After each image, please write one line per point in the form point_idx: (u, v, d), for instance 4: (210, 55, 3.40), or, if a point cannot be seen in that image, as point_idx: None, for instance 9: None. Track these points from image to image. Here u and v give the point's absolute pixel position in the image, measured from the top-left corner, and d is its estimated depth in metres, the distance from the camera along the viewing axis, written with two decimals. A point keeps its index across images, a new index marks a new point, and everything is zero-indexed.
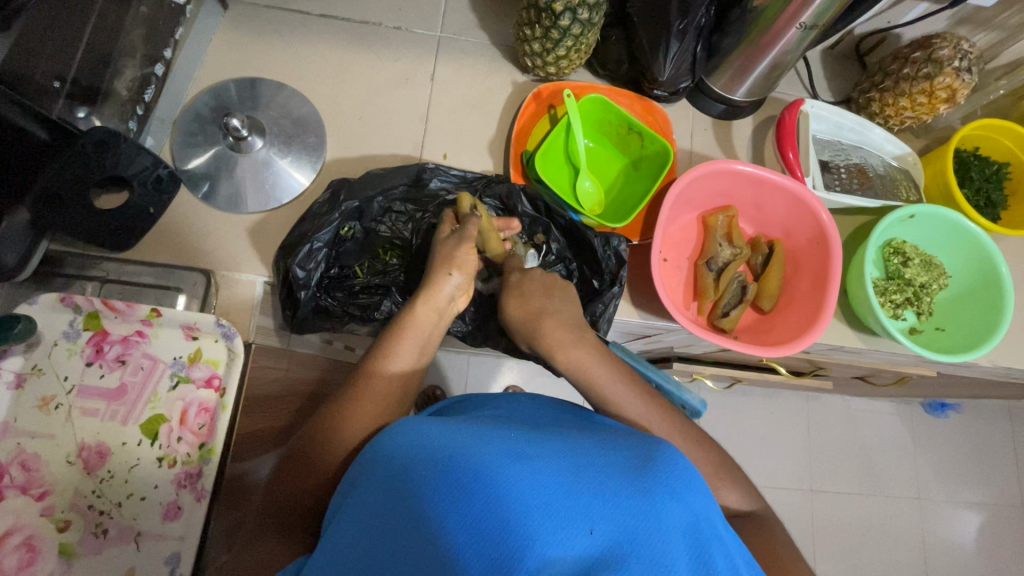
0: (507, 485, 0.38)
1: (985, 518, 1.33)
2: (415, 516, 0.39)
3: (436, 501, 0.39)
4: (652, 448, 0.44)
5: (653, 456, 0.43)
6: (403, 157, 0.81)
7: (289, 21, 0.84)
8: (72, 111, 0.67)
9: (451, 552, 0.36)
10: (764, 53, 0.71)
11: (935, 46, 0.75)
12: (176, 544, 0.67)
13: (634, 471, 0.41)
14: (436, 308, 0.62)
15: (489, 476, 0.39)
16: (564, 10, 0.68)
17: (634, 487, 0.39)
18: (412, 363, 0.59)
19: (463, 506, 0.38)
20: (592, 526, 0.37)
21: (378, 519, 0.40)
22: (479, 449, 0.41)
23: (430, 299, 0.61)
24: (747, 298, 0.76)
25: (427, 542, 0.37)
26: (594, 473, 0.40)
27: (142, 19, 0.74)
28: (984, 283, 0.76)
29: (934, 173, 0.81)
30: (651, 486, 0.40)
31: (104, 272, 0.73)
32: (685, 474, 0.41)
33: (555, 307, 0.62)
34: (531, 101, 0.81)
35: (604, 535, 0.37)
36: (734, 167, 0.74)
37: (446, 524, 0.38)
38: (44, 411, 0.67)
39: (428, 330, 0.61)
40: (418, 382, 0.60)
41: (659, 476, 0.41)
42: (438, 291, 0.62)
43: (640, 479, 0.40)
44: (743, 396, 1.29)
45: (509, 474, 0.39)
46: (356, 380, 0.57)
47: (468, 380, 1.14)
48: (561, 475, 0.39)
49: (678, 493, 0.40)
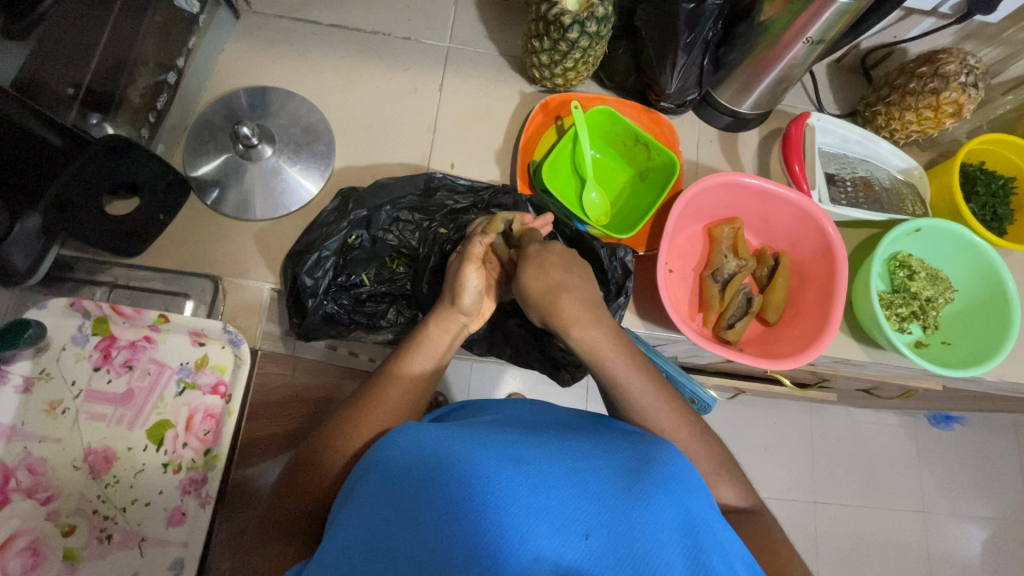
0: (503, 487, 0.38)
1: (990, 532, 1.32)
2: (413, 518, 0.38)
3: (433, 505, 0.38)
4: (649, 451, 0.44)
5: (651, 458, 0.43)
6: (411, 166, 0.82)
7: (300, 31, 0.85)
8: (85, 119, 0.69)
9: (447, 555, 0.36)
10: (770, 67, 0.72)
11: (941, 61, 0.75)
12: (178, 550, 0.67)
13: (630, 474, 0.41)
14: (451, 330, 0.61)
15: (486, 482, 0.39)
16: (573, 23, 0.69)
17: (631, 489, 0.40)
18: (428, 369, 0.59)
19: (459, 513, 0.38)
20: (588, 530, 0.37)
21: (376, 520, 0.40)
22: (476, 453, 0.41)
23: (444, 325, 0.61)
24: (753, 310, 0.76)
25: (424, 545, 0.37)
26: (590, 475, 0.40)
27: (155, 28, 0.74)
28: (991, 298, 0.76)
29: (940, 187, 0.80)
30: (647, 487, 0.40)
31: (113, 277, 0.74)
32: (681, 474, 0.42)
33: None
34: (539, 112, 0.82)
35: (600, 539, 0.37)
36: (740, 180, 0.75)
37: (443, 529, 0.37)
38: (51, 415, 0.68)
39: (445, 347, 0.61)
40: (433, 395, 0.59)
41: (657, 477, 0.41)
42: (452, 314, 0.61)
43: (636, 481, 0.40)
44: (747, 406, 1.28)
45: (506, 477, 0.39)
46: (374, 386, 0.56)
47: (470, 388, 1.13)
48: (558, 477, 0.39)
49: (675, 494, 0.40)
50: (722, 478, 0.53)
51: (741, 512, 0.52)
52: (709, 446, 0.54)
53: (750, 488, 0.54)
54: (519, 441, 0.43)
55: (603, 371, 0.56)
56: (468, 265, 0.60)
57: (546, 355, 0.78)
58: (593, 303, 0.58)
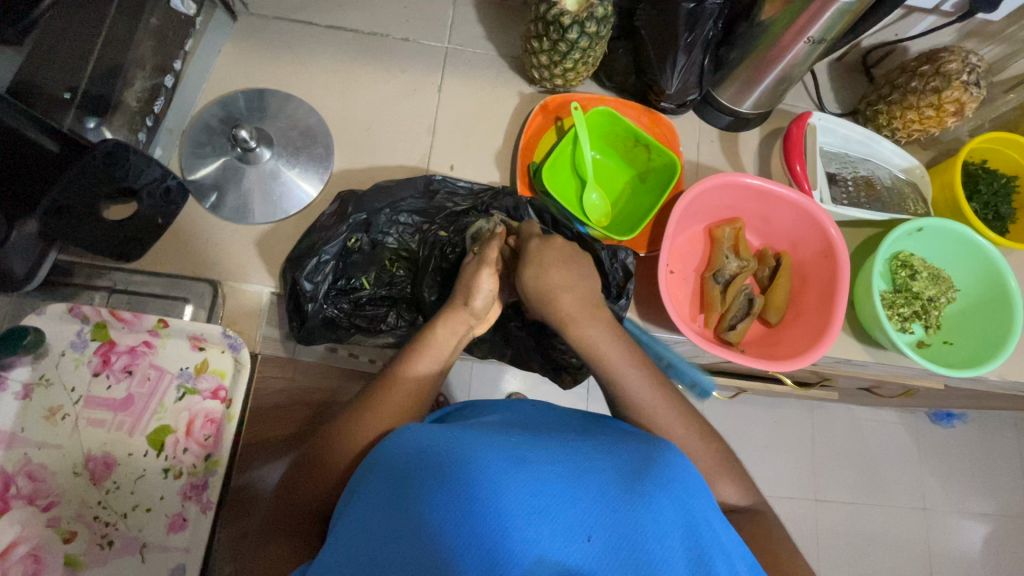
0: (505, 488, 0.38)
1: (991, 527, 1.32)
2: (415, 518, 0.38)
3: (434, 506, 0.38)
4: (651, 452, 0.43)
5: (652, 460, 0.42)
6: (410, 168, 0.82)
7: (297, 32, 0.84)
8: (81, 122, 0.68)
9: (449, 556, 0.36)
10: (771, 67, 0.71)
11: (943, 59, 0.74)
12: (180, 556, 0.67)
13: (632, 476, 0.40)
14: (457, 331, 0.60)
15: (488, 482, 0.38)
16: (573, 24, 0.68)
17: (632, 492, 0.39)
18: (430, 370, 0.58)
19: (460, 513, 0.37)
20: (590, 533, 0.37)
21: (377, 522, 0.40)
22: (478, 452, 0.41)
23: (451, 326, 0.60)
24: (755, 311, 0.75)
25: (425, 546, 0.36)
26: (592, 478, 0.40)
27: (151, 31, 0.73)
28: (992, 297, 0.75)
29: (942, 186, 0.80)
30: (649, 488, 0.39)
31: (112, 282, 0.74)
32: (683, 477, 0.41)
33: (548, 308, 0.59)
34: (538, 113, 0.81)
35: (602, 541, 0.36)
36: (741, 180, 0.74)
37: (444, 529, 0.37)
38: (50, 422, 0.67)
39: (446, 348, 0.60)
40: (435, 396, 0.59)
41: (659, 480, 0.40)
42: (458, 317, 0.60)
43: (638, 483, 0.40)
44: (748, 405, 1.28)
45: (508, 479, 0.38)
46: (373, 388, 0.56)
47: (471, 389, 1.13)
48: (560, 478, 0.39)
49: (676, 497, 0.40)
50: (726, 481, 0.53)
51: (746, 515, 0.52)
52: (711, 449, 0.54)
53: (753, 491, 0.54)
54: (520, 442, 0.43)
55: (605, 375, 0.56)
56: (486, 269, 0.60)
57: (546, 358, 0.78)
58: (595, 306, 0.57)
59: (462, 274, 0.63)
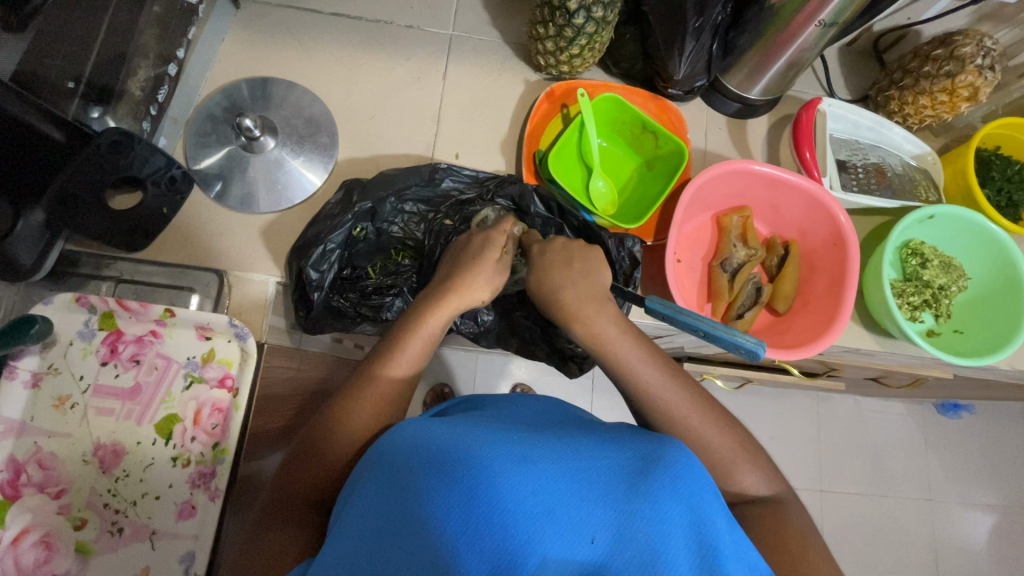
0: (507, 488, 0.37)
1: (997, 519, 1.31)
2: (416, 515, 0.38)
3: (436, 504, 0.38)
4: (655, 448, 0.42)
5: (656, 456, 0.41)
6: (414, 157, 0.81)
7: (301, 20, 0.84)
8: (86, 111, 0.67)
9: (451, 556, 0.35)
10: (781, 52, 0.70)
11: (957, 43, 0.73)
12: (189, 543, 0.68)
13: (636, 475, 0.39)
14: (441, 326, 0.58)
15: (492, 480, 0.38)
16: (579, 9, 0.67)
17: (635, 491, 0.38)
18: (409, 366, 0.56)
19: (463, 510, 0.37)
20: (593, 534, 0.36)
21: (378, 518, 0.39)
22: (481, 448, 0.40)
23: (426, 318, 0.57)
24: (762, 300, 0.74)
25: (427, 545, 0.36)
26: (596, 477, 0.39)
27: (154, 19, 0.73)
28: (1005, 287, 0.74)
29: (954, 173, 0.79)
30: (652, 488, 0.38)
31: (117, 272, 0.74)
32: (689, 475, 0.40)
33: (549, 295, 0.59)
34: (544, 100, 0.80)
35: (605, 542, 0.36)
36: (749, 168, 0.73)
37: (445, 529, 0.36)
38: (59, 411, 0.68)
39: (423, 343, 0.57)
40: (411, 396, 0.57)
41: (662, 479, 0.39)
42: (449, 303, 0.58)
43: (640, 481, 0.39)
44: (755, 395, 1.28)
45: (510, 478, 0.38)
46: (356, 383, 0.55)
47: (476, 379, 1.12)
48: (563, 478, 0.39)
49: (682, 498, 0.38)
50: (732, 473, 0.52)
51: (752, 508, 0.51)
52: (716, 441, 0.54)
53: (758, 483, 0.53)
54: (524, 438, 0.42)
55: (611, 364, 0.56)
56: (483, 270, 0.59)
57: (553, 347, 0.77)
58: (596, 301, 0.57)
59: (456, 265, 0.61)
